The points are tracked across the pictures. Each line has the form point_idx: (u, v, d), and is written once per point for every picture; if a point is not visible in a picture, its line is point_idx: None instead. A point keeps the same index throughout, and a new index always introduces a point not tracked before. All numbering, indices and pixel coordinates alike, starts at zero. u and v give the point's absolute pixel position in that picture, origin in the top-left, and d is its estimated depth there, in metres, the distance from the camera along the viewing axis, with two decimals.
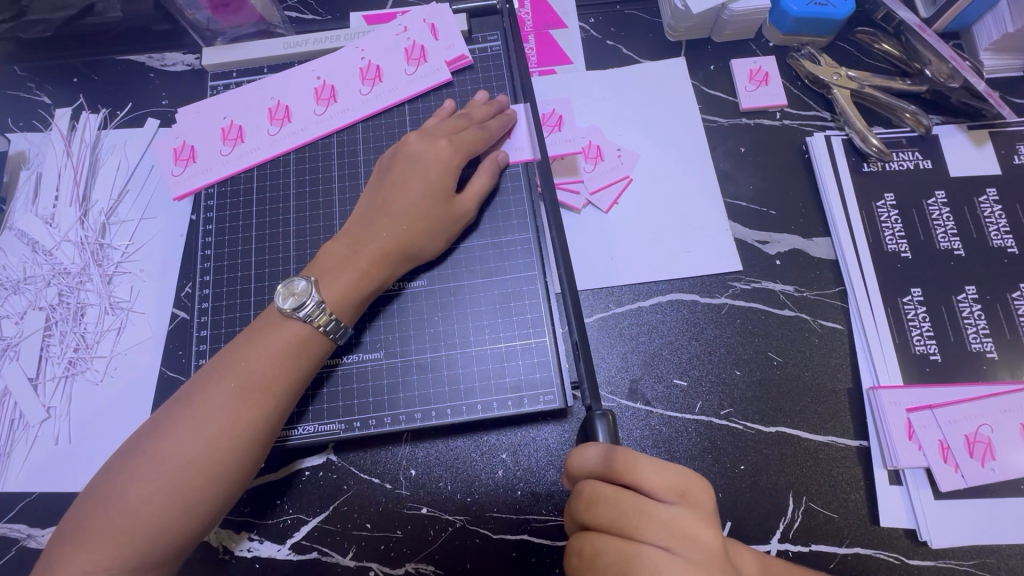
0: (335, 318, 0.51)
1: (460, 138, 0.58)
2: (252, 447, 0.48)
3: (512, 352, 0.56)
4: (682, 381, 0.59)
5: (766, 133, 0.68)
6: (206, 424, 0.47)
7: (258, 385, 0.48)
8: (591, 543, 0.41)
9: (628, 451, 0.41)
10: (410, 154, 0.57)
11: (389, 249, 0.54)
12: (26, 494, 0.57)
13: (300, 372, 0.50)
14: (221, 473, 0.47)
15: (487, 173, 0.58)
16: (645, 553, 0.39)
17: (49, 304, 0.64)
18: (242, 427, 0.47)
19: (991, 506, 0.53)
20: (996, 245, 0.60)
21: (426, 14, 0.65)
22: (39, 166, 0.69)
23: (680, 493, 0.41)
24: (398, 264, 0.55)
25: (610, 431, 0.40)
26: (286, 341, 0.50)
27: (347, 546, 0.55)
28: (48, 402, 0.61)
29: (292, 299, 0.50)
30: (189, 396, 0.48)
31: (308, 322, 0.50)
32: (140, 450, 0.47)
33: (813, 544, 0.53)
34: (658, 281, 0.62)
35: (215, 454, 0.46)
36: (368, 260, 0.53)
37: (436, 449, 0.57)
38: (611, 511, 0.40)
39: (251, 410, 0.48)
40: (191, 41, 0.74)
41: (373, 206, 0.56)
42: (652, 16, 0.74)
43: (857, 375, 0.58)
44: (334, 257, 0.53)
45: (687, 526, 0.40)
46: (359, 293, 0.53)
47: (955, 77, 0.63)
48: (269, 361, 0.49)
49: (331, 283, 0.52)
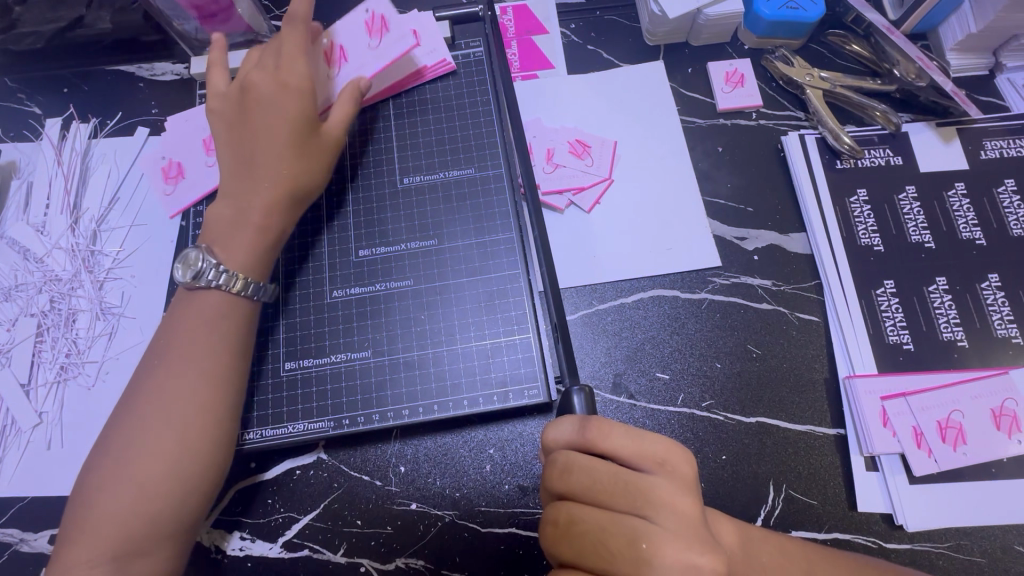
0: (246, 279, 0.54)
1: (284, 74, 0.57)
2: (191, 414, 0.48)
3: (497, 348, 0.57)
4: (664, 374, 0.60)
5: (742, 133, 0.70)
6: (144, 405, 0.49)
7: (179, 355, 0.50)
8: (566, 512, 0.41)
9: (601, 421, 0.42)
10: (251, 99, 0.57)
11: (277, 197, 0.55)
12: (19, 499, 0.58)
13: (221, 335, 0.52)
14: (166, 444, 0.47)
15: (348, 98, 0.59)
16: (622, 522, 0.39)
17: (41, 311, 0.65)
18: (174, 396, 0.49)
19: (963, 489, 0.55)
20: (965, 237, 0.62)
21: (411, 21, 0.65)
22: (30, 175, 0.70)
23: (660, 461, 0.41)
24: (293, 211, 0.57)
25: (587, 404, 0.44)
26: (205, 307, 0.52)
27: (338, 543, 0.56)
28: (40, 407, 0.61)
29: (188, 271, 0.52)
30: (130, 389, 0.51)
31: (218, 287, 0.53)
32: (99, 447, 0.49)
33: (793, 530, 0.55)
34: (640, 278, 0.64)
35: (157, 427, 0.48)
36: (259, 211, 0.55)
37: (424, 445, 0.58)
38: (584, 479, 0.41)
39: (178, 378, 0.49)
40: (180, 51, 0.75)
41: (246, 151, 0.57)
42: (632, 21, 0.76)
43: (833, 365, 0.60)
44: (223, 219, 0.55)
45: (666, 495, 0.39)
46: (260, 245, 0.55)
47: (921, 77, 0.67)
48: (190, 331, 0.51)
49: (236, 240, 0.54)
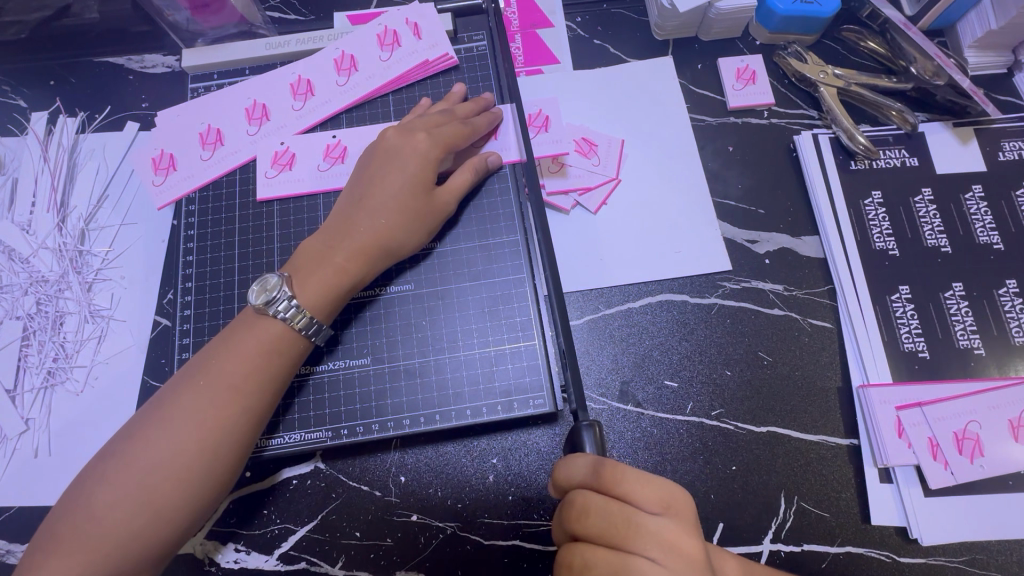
0: (308, 316, 0.50)
1: (439, 132, 0.56)
2: (226, 451, 0.46)
3: (501, 356, 0.55)
4: (672, 382, 0.58)
5: (753, 132, 0.68)
6: (177, 428, 0.45)
7: (229, 386, 0.47)
8: (580, 556, 0.39)
9: (615, 463, 0.40)
10: (387, 149, 0.56)
11: (365, 245, 0.53)
12: (5, 509, 0.56)
13: (272, 373, 0.49)
14: (191, 477, 0.45)
15: (470, 170, 0.57)
16: (634, 565, 0.38)
17: (27, 314, 0.62)
18: (211, 430, 0.46)
19: (979, 501, 0.53)
20: (982, 241, 0.60)
21: (409, 13, 0.64)
22: (15, 171, 0.68)
23: (666, 504, 0.40)
24: (376, 260, 0.54)
25: (598, 443, 0.38)
26: (261, 340, 0.49)
27: (336, 555, 0.54)
28: (26, 413, 0.59)
29: (263, 295, 0.49)
30: (163, 399, 0.47)
31: (284, 321, 0.49)
32: (106, 457, 0.46)
33: (805, 543, 0.53)
34: (648, 282, 0.62)
35: (186, 458, 0.45)
36: (344, 255, 0.52)
37: (425, 454, 0.56)
38: (599, 522, 0.39)
39: (222, 411, 0.46)
40: (171, 43, 0.72)
41: (355, 195, 0.55)
42: (639, 15, 0.74)
43: (846, 374, 0.58)
44: (309, 254, 0.53)
45: (674, 538, 0.39)
46: (335, 289, 0.52)
47: (940, 74, 0.64)
48: (243, 360, 0.48)
49: (310, 282, 0.51)
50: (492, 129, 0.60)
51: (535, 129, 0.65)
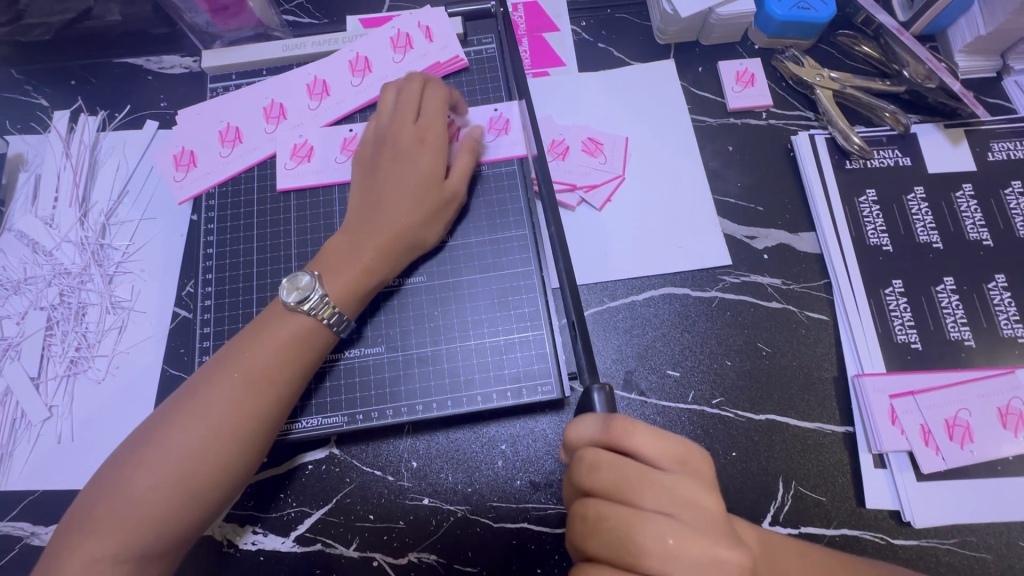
0: (337, 310, 0.52)
1: (440, 120, 0.59)
2: (257, 439, 0.49)
3: (510, 345, 0.58)
4: (675, 371, 0.61)
5: (752, 133, 0.70)
6: (211, 415, 0.47)
7: (261, 376, 0.49)
8: (594, 509, 0.41)
9: (625, 419, 0.41)
10: (397, 142, 0.58)
11: (390, 241, 0.55)
12: (29, 492, 0.58)
13: (301, 366, 0.51)
14: (225, 463, 0.47)
15: (468, 154, 0.60)
16: (648, 517, 0.39)
17: (50, 305, 0.64)
18: (242, 418, 0.48)
19: (970, 485, 0.55)
20: (972, 237, 0.63)
21: (421, 17, 0.66)
22: (38, 167, 0.70)
23: (679, 460, 0.42)
24: (399, 257, 0.56)
25: (608, 401, 0.43)
26: (291, 333, 0.51)
27: (351, 537, 0.56)
28: (50, 400, 0.61)
29: (297, 293, 0.52)
30: (196, 386, 0.49)
31: (313, 315, 0.52)
32: (139, 441, 0.48)
33: (803, 526, 0.55)
34: (651, 276, 0.64)
35: (219, 445, 0.47)
36: (370, 252, 0.54)
37: (437, 440, 0.58)
38: (610, 475, 0.41)
39: (253, 400, 0.48)
40: (189, 45, 0.75)
41: (371, 192, 0.57)
42: (642, 20, 0.76)
43: (842, 364, 0.60)
44: (335, 253, 0.55)
45: (685, 490, 0.40)
46: (361, 287, 0.54)
47: (931, 78, 0.67)
48: (274, 352, 0.50)
49: (336, 280, 0.53)
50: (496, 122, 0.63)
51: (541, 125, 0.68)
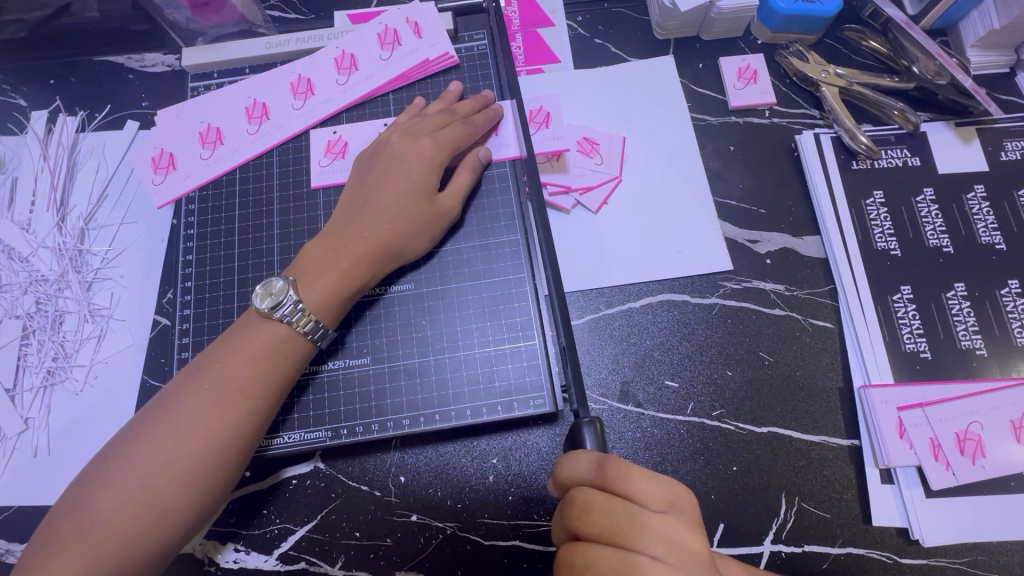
0: (314, 319, 0.50)
1: (441, 135, 0.56)
2: (230, 455, 0.46)
3: (501, 356, 0.55)
4: (673, 382, 0.58)
5: (754, 132, 0.68)
6: (182, 431, 0.45)
7: (234, 389, 0.47)
8: (582, 555, 0.39)
9: (620, 460, 0.40)
10: (391, 153, 0.56)
11: (371, 247, 0.53)
12: (4, 508, 0.56)
13: (277, 377, 0.49)
14: (196, 480, 0.45)
15: (467, 170, 0.57)
16: (637, 562, 0.38)
17: (26, 313, 0.62)
18: (213, 434, 0.46)
19: (981, 502, 0.53)
20: (984, 241, 0.60)
21: (409, 12, 0.64)
22: (15, 170, 0.68)
23: (669, 502, 0.40)
24: (383, 262, 0.54)
25: (599, 441, 0.39)
26: (266, 344, 0.49)
27: (336, 555, 0.54)
28: (26, 413, 0.59)
29: (269, 299, 0.50)
30: (167, 400, 0.47)
31: (288, 323, 0.49)
32: (107, 458, 0.46)
33: (806, 544, 0.53)
34: (649, 282, 0.62)
35: (189, 461, 0.45)
36: (349, 258, 0.52)
37: (425, 454, 0.56)
38: (602, 520, 0.39)
39: (225, 415, 0.46)
40: (171, 41, 0.72)
41: (358, 201, 0.55)
42: (640, 14, 0.74)
43: (848, 374, 0.58)
44: (314, 258, 0.52)
45: (674, 532, 0.40)
46: (340, 294, 0.52)
47: (942, 74, 0.64)
48: (247, 363, 0.48)
49: (315, 288, 0.51)
50: (492, 126, 0.61)
51: (536, 126, 0.65)
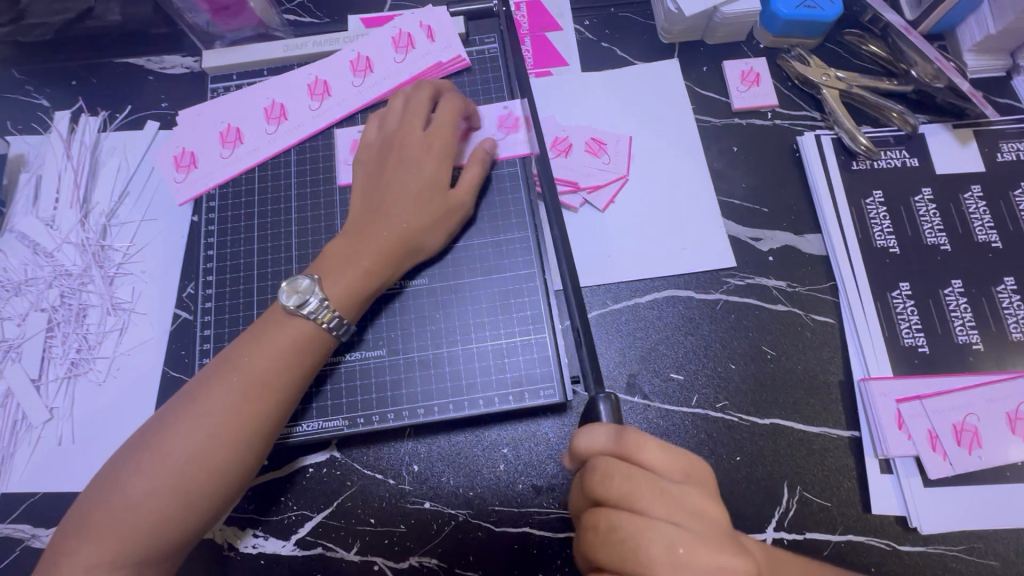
0: (337, 315, 0.52)
1: (453, 134, 0.58)
2: (255, 444, 0.48)
3: (512, 348, 0.57)
4: (678, 375, 0.60)
5: (757, 133, 0.70)
6: (209, 422, 0.47)
7: (259, 382, 0.49)
8: (606, 520, 0.40)
9: (637, 431, 0.42)
10: (404, 150, 0.58)
11: (392, 244, 0.55)
12: (30, 494, 0.58)
13: (299, 370, 0.51)
14: (222, 468, 0.47)
15: (477, 163, 0.59)
16: (658, 527, 0.38)
17: (51, 306, 0.64)
18: (239, 424, 0.48)
19: (978, 491, 0.55)
20: (981, 240, 0.62)
21: (423, 15, 0.66)
22: (39, 168, 0.70)
23: (685, 473, 0.42)
24: (402, 259, 0.56)
25: (614, 412, 0.43)
26: (288, 338, 0.51)
27: (351, 541, 0.55)
28: (51, 402, 0.61)
29: (295, 297, 0.51)
30: (194, 391, 0.49)
31: (312, 320, 0.51)
32: (137, 445, 0.48)
33: (807, 532, 0.55)
34: (655, 278, 0.64)
35: (217, 451, 0.47)
36: (371, 258, 0.54)
37: (438, 444, 0.58)
38: (622, 484, 0.40)
39: (251, 406, 0.48)
40: (189, 44, 0.74)
41: (374, 198, 0.57)
42: (646, 19, 0.76)
43: (847, 367, 0.60)
44: (336, 257, 0.54)
45: (693, 500, 0.40)
46: (361, 290, 0.53)
47: (940, 77, 0.66)
48: (272, 357, 0.50)
49: (336, 286, 0.52)
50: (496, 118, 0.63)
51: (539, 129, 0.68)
